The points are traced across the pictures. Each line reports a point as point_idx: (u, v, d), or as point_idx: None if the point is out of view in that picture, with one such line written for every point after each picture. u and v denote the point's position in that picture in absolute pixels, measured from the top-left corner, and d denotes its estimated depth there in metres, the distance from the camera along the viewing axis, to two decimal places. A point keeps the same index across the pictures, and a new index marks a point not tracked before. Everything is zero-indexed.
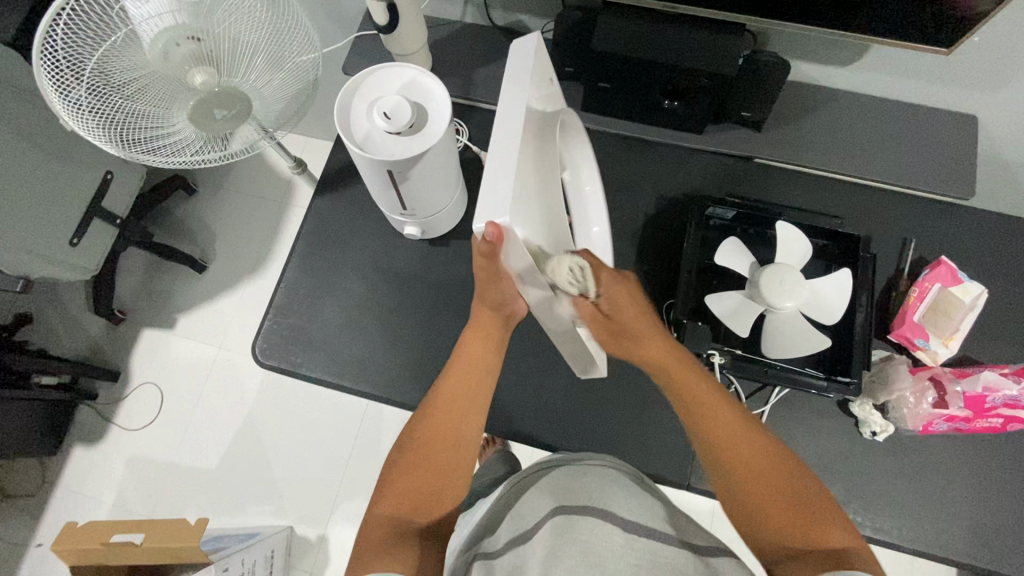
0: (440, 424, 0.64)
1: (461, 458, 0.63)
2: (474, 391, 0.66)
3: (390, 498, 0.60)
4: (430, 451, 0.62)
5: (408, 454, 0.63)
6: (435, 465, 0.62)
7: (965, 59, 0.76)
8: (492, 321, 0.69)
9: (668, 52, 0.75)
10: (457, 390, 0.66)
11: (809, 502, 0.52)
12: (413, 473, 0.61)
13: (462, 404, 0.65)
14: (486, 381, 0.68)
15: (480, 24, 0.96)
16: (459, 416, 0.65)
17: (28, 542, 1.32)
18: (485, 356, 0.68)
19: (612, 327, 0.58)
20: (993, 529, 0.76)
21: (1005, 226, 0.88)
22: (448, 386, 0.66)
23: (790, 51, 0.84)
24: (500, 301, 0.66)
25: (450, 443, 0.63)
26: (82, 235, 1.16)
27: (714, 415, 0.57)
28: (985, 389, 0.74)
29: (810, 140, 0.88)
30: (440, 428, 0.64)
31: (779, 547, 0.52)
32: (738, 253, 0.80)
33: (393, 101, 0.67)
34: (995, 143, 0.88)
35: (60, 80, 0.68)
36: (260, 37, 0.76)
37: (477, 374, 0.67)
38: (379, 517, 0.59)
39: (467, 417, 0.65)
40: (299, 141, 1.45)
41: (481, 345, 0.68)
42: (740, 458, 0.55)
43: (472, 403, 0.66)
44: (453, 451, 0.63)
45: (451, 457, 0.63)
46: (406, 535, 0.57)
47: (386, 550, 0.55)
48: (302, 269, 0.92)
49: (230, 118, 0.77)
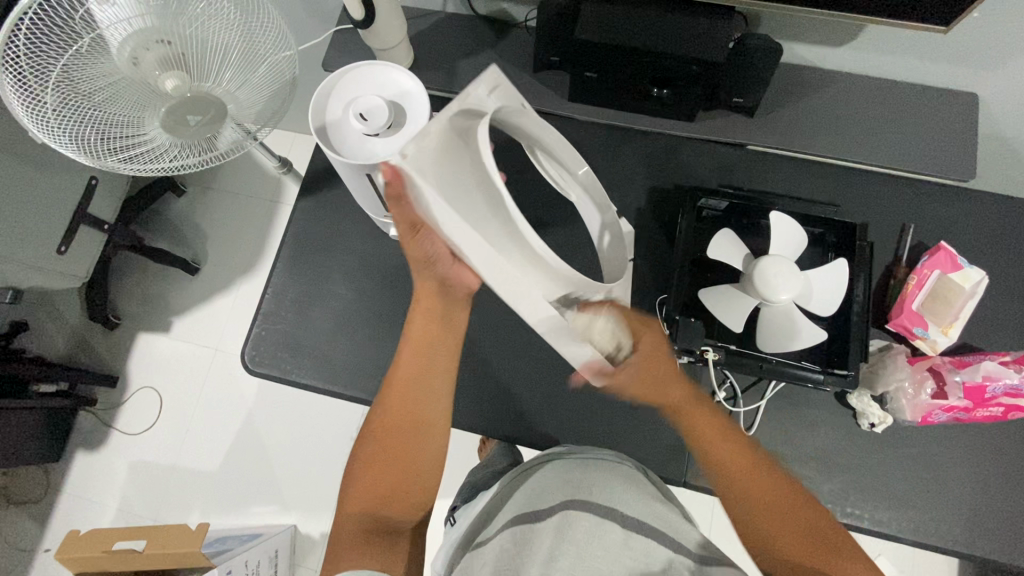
0: (400, 413, 0.64)
1: (424, 448, 0.63)
2: (429, 376, 0.66)
3: (357, 492, 0.61)
4: (390, 442, 0.63)
5: (370, 447, 0.63)
6: (397, 457, 0.62)
7: (965, 38, 0.73)
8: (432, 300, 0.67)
9: (659, 39, 0.73)
10: (412, 375, 0.65)
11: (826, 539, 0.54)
12: (376, 468, 0.62)
13: (417, 392, 0.65)
14: (440, 368, 0.67)
15: (462, 14, 0.93)
16: (421, 405, 0.64)
17: (35, 548, 1.34)
18: (437, 340, 0.67)
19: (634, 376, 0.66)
20: (994, 518, 0.75)
21: (1007, 206, 0.86)
22: (402, 374, 0.65)
23: (783, 33, 0.81)
24: (429, 258, 0.64)
25: (413, 432, 0.64)
26: (68, 244, 1.15)
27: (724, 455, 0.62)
28: (985, 378, 0.73)
29: (804, 123, 0.85)
30: (398, 420, 0.64)
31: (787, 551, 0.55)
32: (730, 245, 0.78)
33: (368, 101, 0.65)
34: (996, 121, 0.85)
35: (26, 89, 0.65)
36: (232, 37, 0.74)
37: (432, 357, 0.66)
38: (346, 514, 0.60)
39: (427, 403, 0.65)
40: (286, 137, 1.42)
41: (429, 325, 0.67)
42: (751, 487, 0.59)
43: (430, 386, 0.65)
44: (414, 441, 0.63)
45: (414, 448, 0.63)
46: (379, 533, 0.58)
47: (362, 546, 0.56)
48: (289, 273, 0.91)
49: (204, 124, 0.75)
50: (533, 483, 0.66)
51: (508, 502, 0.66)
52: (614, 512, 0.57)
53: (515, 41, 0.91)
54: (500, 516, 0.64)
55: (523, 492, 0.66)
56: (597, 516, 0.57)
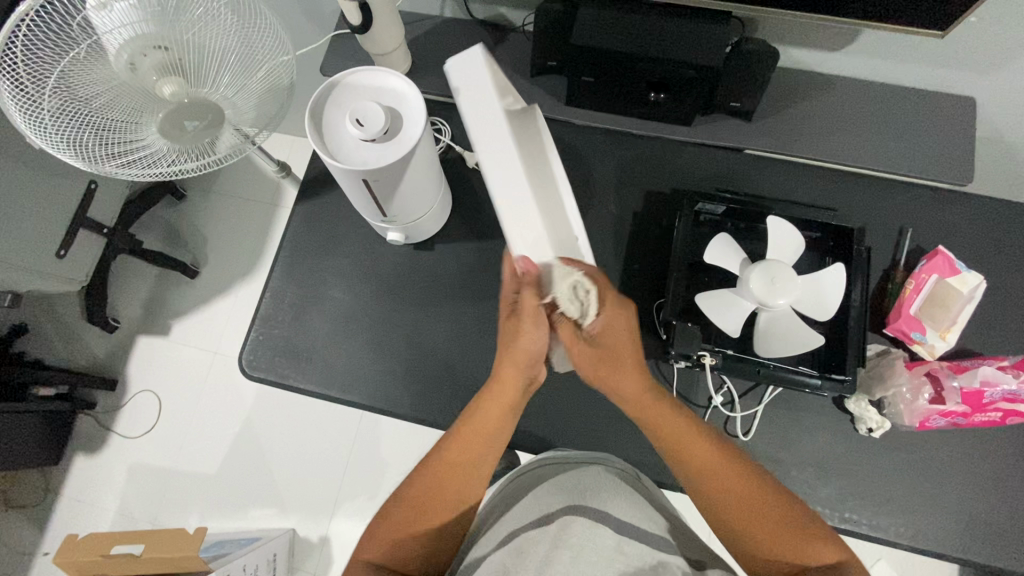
0: (440, 487, 0.60)
1: (452, 518, 0.60)
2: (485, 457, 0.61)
3: (375, 543, 0.58)
4: (423, 505, 0.59)
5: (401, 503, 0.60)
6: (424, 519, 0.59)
7: (962, 42, 0.73)
8: (511, 389, 0.62)
9: (656, 46, 0.73)
10: (463, 456, 0.61)
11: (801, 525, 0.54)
12: (399, 525, 0.58)
13: (462, 472, 0.60)
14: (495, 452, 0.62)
15: (460, 18, 0.93)
16: (463, 484, 0.60)
17: (34, 551, 1.34)
18: (501, 424, 0.62)
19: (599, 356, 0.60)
20: (992, 524, 0.75)
21: (1005, 210, 0.85)
22: (458, 448, 0.61)
23: (780, 37, 0.81)
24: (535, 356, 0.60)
25: (447, 505, 0.60)
26: (68, 248, 1.13)
27: (698, 458, 0.58)
28: (983, 384, 0.73)
29: (801, 128, 0.85)
30: (440, 491, 0.60)
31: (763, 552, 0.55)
32: (728, 250, 0.78)
33: (366, 107, 0.65)
34: (995, 125, 0.85)
35: (25, 95, 0.66)
36: (230, 42, 0.74)
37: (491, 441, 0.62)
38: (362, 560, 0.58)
39: (472, 481, 0.61)
40: (286, 141, 1.42)
41: (500, 413, 0.62)
42: (725, 489, 0.56)
43: (481, 467, 0.61)
44: (446, 512, 0.59)
45: (444, 518, 0.59)
46: None
47: None
48: (287, 277, 0.91)
49: (203, 128, 0.75)
50: (528, 491, 0.66)
51: (503, 509, 0.66)
52: (610, 517, 0.58)
53: (513, 45, 0.91)
54: (495, 524, 0.64)
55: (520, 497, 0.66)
56: (592, 520, 0.57)
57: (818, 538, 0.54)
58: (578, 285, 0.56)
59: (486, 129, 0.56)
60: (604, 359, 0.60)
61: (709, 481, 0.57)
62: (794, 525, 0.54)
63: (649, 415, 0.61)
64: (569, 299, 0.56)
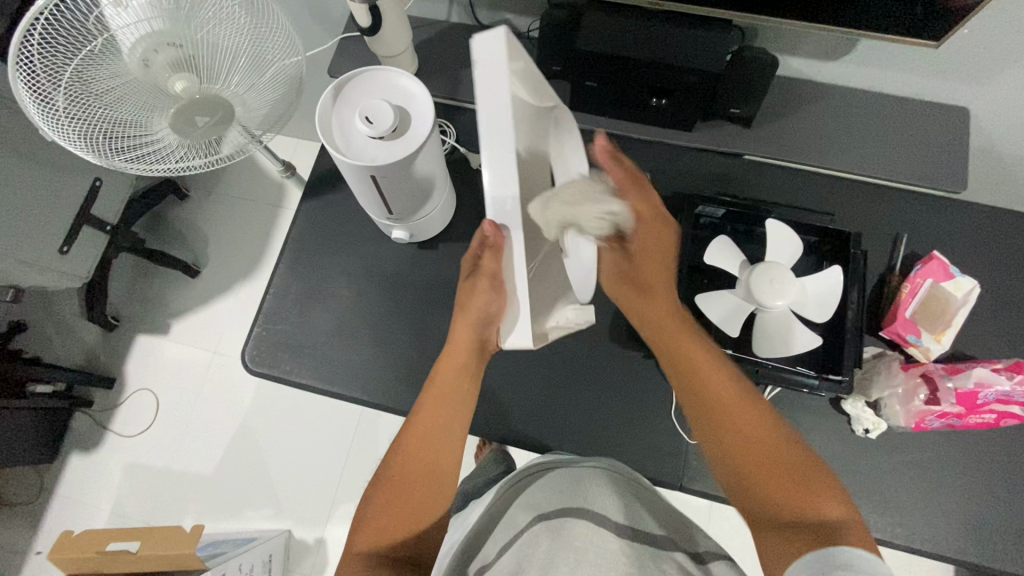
0: (417, 461, 0.62)
1: (434, 496, 0.61)
2: (449, 425, 0.65)
3: (364, 534, 0.58)
4: (407, 488, 0.60)
5: (384, 492, 0.61)
6: (409, 503, 0.60)
7: (957, 53, 0.75)
8: (464, 354, 0.68)
9: (658, 51, 0.75)
10: (434, 420, 0.64)
11: (803, 476, 0.53)
12: (387, 513, 0.59)
13: (436, 441, 0.63)
14: (459, 425, 0.66)
15: (466, 23, 0.95)
16: (438, 457, 0.63)
17: (28, 550, 1.33)
18: (461, 390, 0.67)
19: (627, 273, 0.69)
20: (989, 525, 0.76)
21: (1001, 218, 0.87)
22: (425, 420, 0.64)
23: (779, 47, 0.83)
24: (488, 315, 0.64)
25: (425, 483, 0.61)
26: (71, 243, 1.14)
27: (704, 382, 0.61)
28: (977, 385, 0.74)
29: (799, 136, 0.87)
30: (418, 466, 0.62)
31: (765, 498, 0.54)
32: (726, 250, 0.79)
33: (375, 105, 0.67)
34: (989, 136, 0.87)
35: (40, 90, 0.67)
36: (242, 42, 0.75)
37: (453, 408, 0.66)
38: (352, 553, 0.57)
39: (446, 451, 0.63)
40: (290, 142, 1.44)
41: (459, 380, 0.67)
42: (734, 422, 0.58)
43: (449, 437, 0.64)
44: (426, 487, 0.61)
45: (427, 496, 0.61)
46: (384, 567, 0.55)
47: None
48: (291, 274, 0.92)
49: (213, 124, 0.76)
50: (528, 495, 0.66)
51: (508, 513, 0.66)
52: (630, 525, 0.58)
53: None
54: (501, 525, 0.64)
55: (522, 499, 0.66)
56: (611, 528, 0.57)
57: (824, 493, 0.52)
58: (600, 217, 0.63)
59: (491, 104, 0.48)
60: (631, 280, 0.69)
61: (722, 409, 0.59)
62: (799, 476, 0.53)
63: (670, 345, 0.66)
64: (594, 229, 0.64)
